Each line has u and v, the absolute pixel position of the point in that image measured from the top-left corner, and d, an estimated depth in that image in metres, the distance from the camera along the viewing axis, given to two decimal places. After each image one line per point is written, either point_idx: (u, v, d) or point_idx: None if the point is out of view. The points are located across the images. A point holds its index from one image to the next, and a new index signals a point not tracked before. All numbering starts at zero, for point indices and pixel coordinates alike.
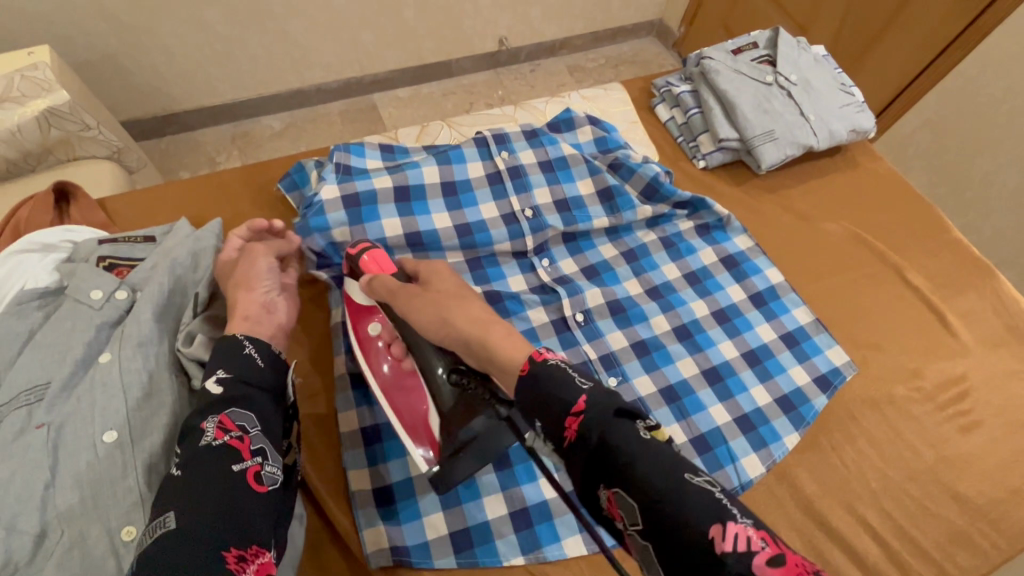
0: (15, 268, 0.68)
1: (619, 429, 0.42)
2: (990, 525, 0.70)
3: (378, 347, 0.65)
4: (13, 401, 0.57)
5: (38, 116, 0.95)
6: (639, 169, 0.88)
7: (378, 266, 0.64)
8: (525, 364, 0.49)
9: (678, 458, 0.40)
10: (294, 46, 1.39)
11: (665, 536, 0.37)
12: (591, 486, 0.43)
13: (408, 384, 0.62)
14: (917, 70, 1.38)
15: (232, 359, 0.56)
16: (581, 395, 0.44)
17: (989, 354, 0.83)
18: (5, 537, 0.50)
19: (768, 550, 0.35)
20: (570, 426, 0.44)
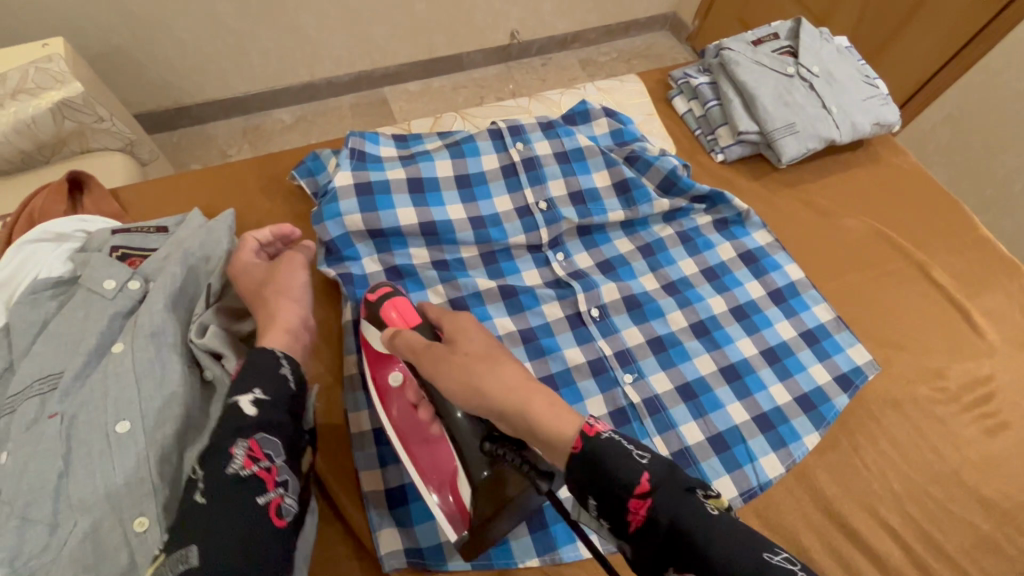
0: (27, 258, 0.67)
1: (687, 508, 0.42)
2: (1017, 530, 0.68)
3: (400, 399, 0.60)
4: (26, 391, 0.57)
5: (53, 108, 0.94)
6: (656, 161, 0.86)
7: (403, 320, 0.60)
8: (576, 441, 0.47)
9: (750, 537, 0.41)
10: (306, 39, 1.38)
11: None
12: (661, 569, 0.43)
13: (432, 442, 0.57)
14: (940, 64, 1.34)
15: (268, 379, 0.53)
16: (642, 474, 0.44)
17: (1017, 355, 0.81)
18: (19, 527, 0.50)
19: None
20: (635, 510, 0.44)
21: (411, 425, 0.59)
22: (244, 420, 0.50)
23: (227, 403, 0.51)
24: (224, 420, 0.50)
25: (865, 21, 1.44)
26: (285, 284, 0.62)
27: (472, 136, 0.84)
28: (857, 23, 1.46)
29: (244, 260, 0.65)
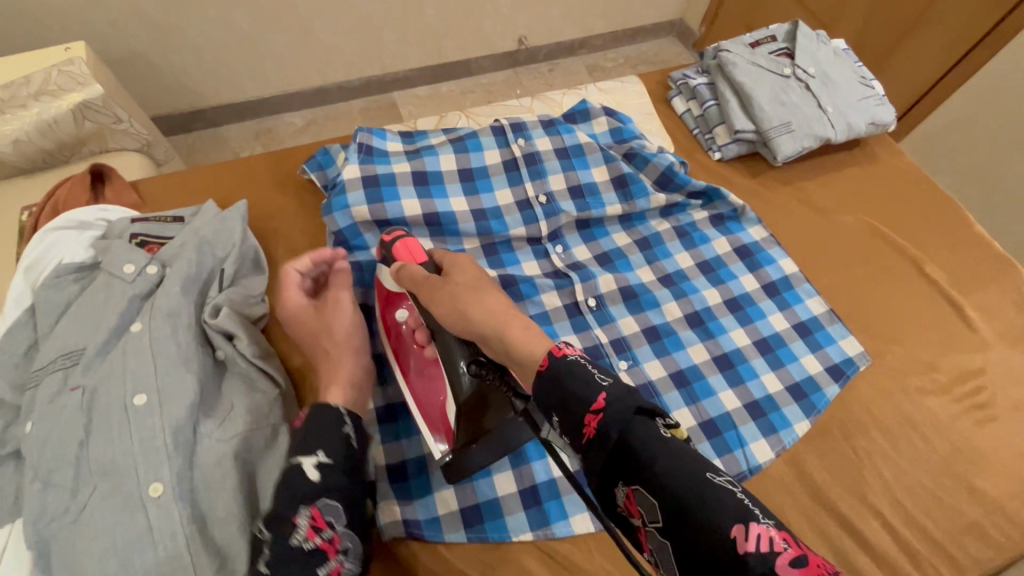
0: (51, 244, 0.71)
1: (639, 426, 0.43)
2: (1006, 519, 0.69)
3: (403, 331, 0.66)
4: (50, 365, 0.60)
5: (75, 108, 0.99)
6: (653, 158, 0.89)
7: (410, 255, 0.66)
8: (544, 360, 0.50)
9: (699, 458, 0.41)
10: (318, 45, 1.43)
11: (686, 533, 0.38)
12: (610, 483, 0.44)
13: (427, 371, 0.63)
14: (944, 69, 1.36)
15: (332, 441, 0.54)
16: (601, 393, 0.45)
17: (1010, 350, 0.82)
18: (43, 489, 0.53)
19: (791, 552, 0.35)
20: (589, 423, 0.45)
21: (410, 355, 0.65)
22: (308, 485, 0.51)
23: (292, 465, 0.52)
24: (287, 483, 0.51)
25: (871, 27, 1.46)
26: (337, 336, 0.66)
27: (475, 133, 0.87)
28: (862, 30, 1.48)
29: (290, 300, 0.68)
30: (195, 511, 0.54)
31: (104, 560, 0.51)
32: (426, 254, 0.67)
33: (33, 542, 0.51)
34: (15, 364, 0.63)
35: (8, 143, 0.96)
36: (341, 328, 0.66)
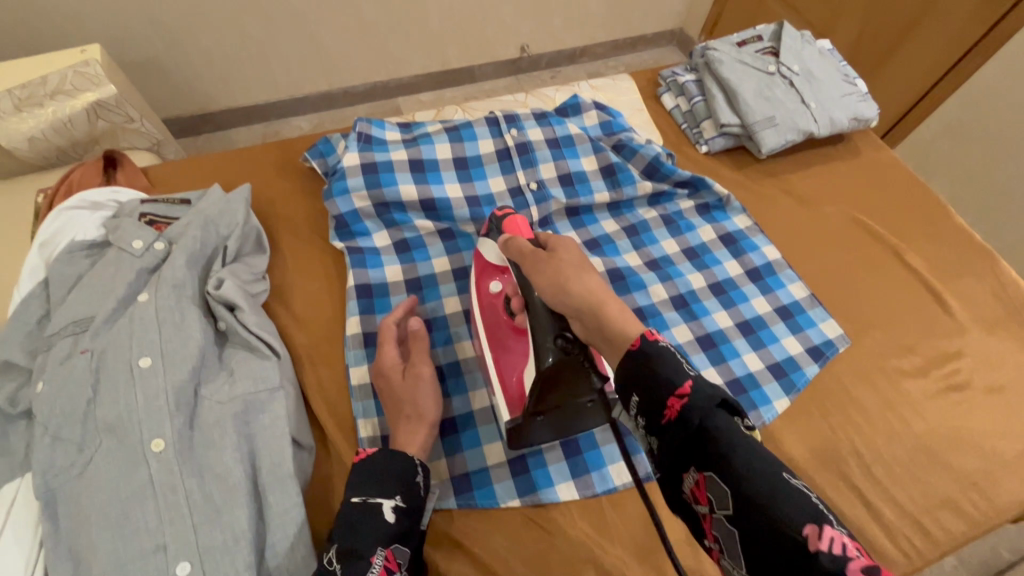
0: (65, 222, 0.75)
1: (721, 420, 0.44)
2: (978, 494, 0.71)
3: (495, 302, 0.67)
4: (61, 331, 0.63)
5: (87, 108, 1.03)
6: (641, 149, 0.92)
7: (517, 231, 0.67)
8: (636, 341, 0.51)
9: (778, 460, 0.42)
10: (325, 50, 1.48)
11: (756, 524, 0.39)
12: (682, 466, 0.45)
13: (509, 343, 0.64)
14: (937, 74, 1.38)
15: (406, 485, 0.58)
16: (687, 379, 0.46)
17: (986, 335, 0.84)
18: (51, 444, 0.56)
19: (865, 561, 0.35)
20: (672, 406, 0.46)
21: (497, 326, 0.66)
22: (385, 524, 0.55)
23: (371, 505, 0.56)
24: (366, 520, 0.55)
25: (865, 36, 1.49)
26: (423, 409, 0.64)
27: (470, 123, 0.91)
28: (857, 40, 1.52)
29: (386, 355, 0.67)
30: (195, 466, 0.57)
31: (107, 510, 0.54)
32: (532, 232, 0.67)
33: (42, 492, 0.55)
34: (27, 332, 0.66)
35: (22, 141, 1.00)
36: (424, 402, 0.64)
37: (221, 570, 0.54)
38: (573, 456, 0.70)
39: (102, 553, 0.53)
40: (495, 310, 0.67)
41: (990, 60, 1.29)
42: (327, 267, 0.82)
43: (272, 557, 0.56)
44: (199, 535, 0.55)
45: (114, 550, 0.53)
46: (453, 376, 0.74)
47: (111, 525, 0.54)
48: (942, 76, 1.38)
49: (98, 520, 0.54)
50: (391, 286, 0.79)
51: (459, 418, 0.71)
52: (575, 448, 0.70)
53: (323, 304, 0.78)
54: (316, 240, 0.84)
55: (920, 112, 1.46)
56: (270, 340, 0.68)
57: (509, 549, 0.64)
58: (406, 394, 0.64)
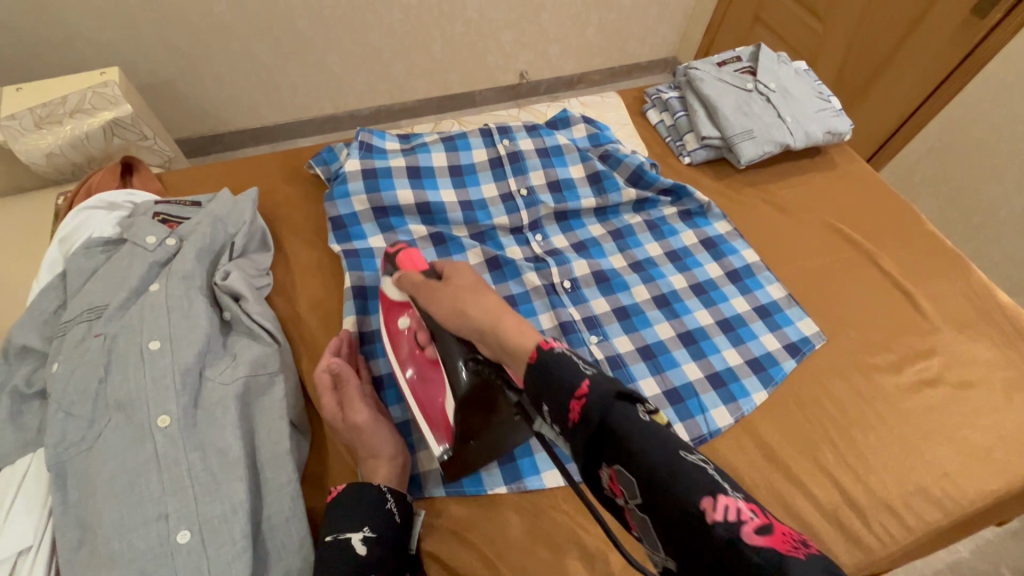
0: (84, 220, 0.80)
1: (620, 412, 0.42)
2: (950, 484, 0.74)
3: (407, 338, 0.67)
4: (76, 317, 0.68)
5: (104, 126, 1.09)
6: (625, 158, 0.98)
7: (413, 264, 0.67)
8: (532, 353, 0.48)
9: (677, 437, 0.41)
10: (331, 75, 1.56)
11: (663, 509, 0.38)
12: (595, 466, 0.43)
13: (426, 375, 0.65)
14: (918, 100, 1.44)
15: (376, 515, 0.59)
16: (584, 379, 0.43)
17: (957, 335, 0.88)
18: (63, 419, 0.60)
19: (757, 520, 0.35)
20: (573, 408, 0.43)
21: (412, 359, 0.66)
22: (358, 558, 0.56)
23: (342, 541, 0.57)
24: (336, 557, 0.56)
25: (850, 61, 1.57)
26: (383, 446, 0.65)
27: (465, 134, 0.96)
28: (842, 66, 1.60)
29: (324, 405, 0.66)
30: (197, 441, 0.61)
31: (113, 481, 0.57)
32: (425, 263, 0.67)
33: (53, 464, 0.58)
34: (44, 319, 0.70)
35: (40, 158, 1.05)
36: (381, 438, 0.65)
37: (219, 539, 0.56)
38: None
39: (107, 521, 0.56)
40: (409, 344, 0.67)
41: (967, 85, 1.34)
42: (329, 265, 0.86)
43: (269, 529, 0.60)
44: (199, 504, 0.58)
45: (117, 518, 0.56)
46: None
47: (117, 494, 0.57)
48: (920, 104, 1.45)
49: (105, 489, 0.57)
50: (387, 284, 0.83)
51: None
52: None
53: (324, 301, 0.82)
54: (318, 240, 0.89)
55: (903, 135, 1.52)
56: (271, 328, 0.72)
57: (495, 531, 0.67)
58: (360, 441, 0.65)
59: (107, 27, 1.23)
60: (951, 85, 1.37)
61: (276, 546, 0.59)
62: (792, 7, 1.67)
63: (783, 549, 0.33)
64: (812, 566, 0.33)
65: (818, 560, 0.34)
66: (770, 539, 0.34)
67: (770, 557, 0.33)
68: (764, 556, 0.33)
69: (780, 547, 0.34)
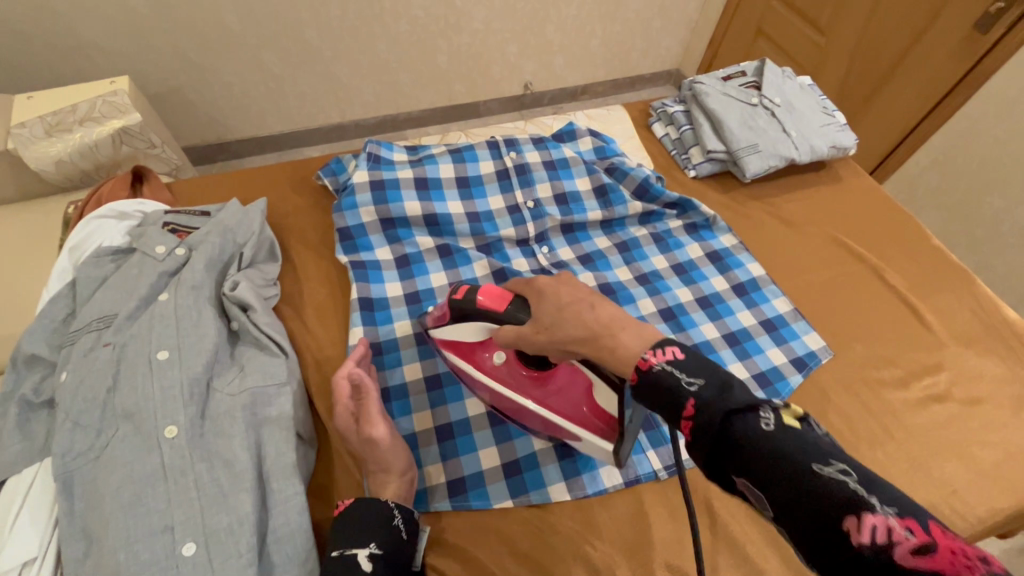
0: (94, 229, 0.81)
1: (737, 427, 0.40)
2: (960, 502, 0.73)
3: (507, 367, 0.66)
4: (86, 326, 0.68)
5: (114, 134, 1.09)
6: (631, 171, 0.98)
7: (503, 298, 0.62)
8: (633, 374, 0.47)
9: (806, 446, 0.38)
10: (338, 85, 1.58)
11: (801, 526, 0.36)
12: (721, 480, 0.42)
13: (551, 385, 0.64)
14: (921, 114, 1.45)
15: (384, 532, 0.59)
16: (689, 399, 0.42)
17: (964, 350, 0.88)
18: (72, 429, 0.60)
19: (913, 540, 0.32)
20: (684, 429, 0.43)
21: (525, 384, 0.65)
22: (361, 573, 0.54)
23: (348, 557, 0.56)
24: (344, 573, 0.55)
25: (853, 74, 1.58)
26: (395, 455, 0.65)
27: (472, 146, 0.97)
28: (845, 79, 1.61)
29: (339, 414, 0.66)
30: (205, 452, 0.61)
31: (120, 491, 0.57)
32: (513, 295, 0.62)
33: (60, 474, 0.58)
34: (54, 328, 0.71)
35: (50, 164, 1.06)
36: (394, 448, 0.65)
37: (225, 551, 0.56)
38: (565, 459, 0.72)
39: (113, 531, 0.55)
40: (511, 371, 0.66)
41: (970, 100, 1.35)
42: (335, 276, 0.87)
43: (273, 541, 0.59)
44: (207, 516, 0.58)
45: (123, 529, 0.56)
46: (438, 386, 0.77)
47: (123, 506, 0.57)
48: (923, 118, 1.45)
49: (111, 499, 0.57)
50: (394, 296, 0.83)
51: (456, 423, 0.74)
52: (567, 451, 0.73)
53: (331, 311, 0.83)
54: (327, 252, 0.89)
55: (906, 149, 1.52)
56: (279, 338, 0.72)
57: (502, 544, 0.66)
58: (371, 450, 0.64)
59: (118, 37, 1.25)
60: (955, 99, 1.38)
61: (281, 559, 0.59)
62: (795, 21, 1.69)
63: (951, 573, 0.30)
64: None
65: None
66: (931, 561, 0.31)
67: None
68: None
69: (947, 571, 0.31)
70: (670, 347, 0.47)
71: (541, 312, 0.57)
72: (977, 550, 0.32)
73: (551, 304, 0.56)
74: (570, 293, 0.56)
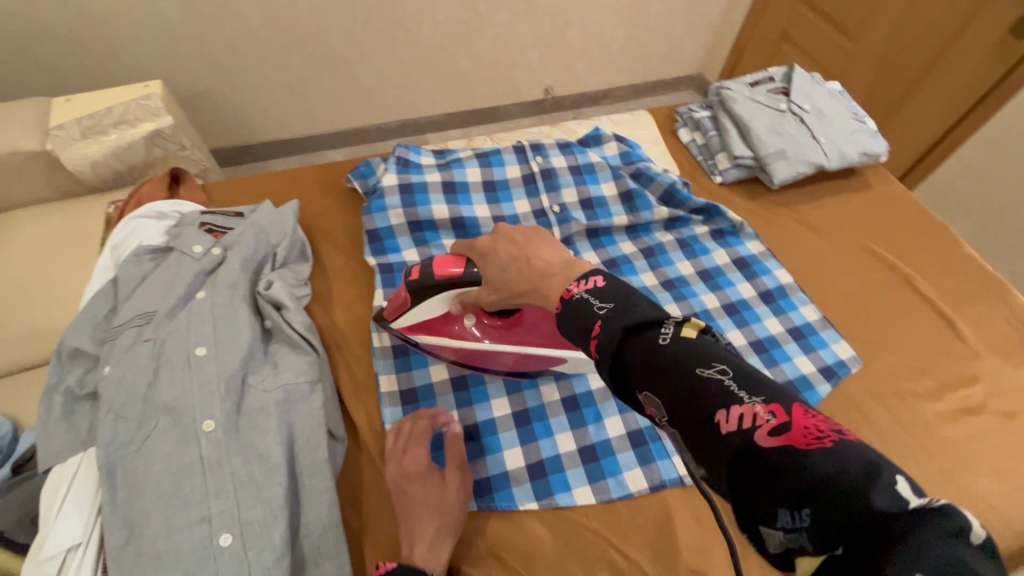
0: (134, 229, 0.83)
1: (634, 343, 0.41)
2: (997, 518, 0.71)
3: (478, 327, 0.70)
4: (127, 322, 0.70)
5: (147, 136, 1.14)
6: (657, 177, 0.98)
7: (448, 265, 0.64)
8: (558, 303, 0.49)
9: (695, 352, 0.38)
10: (362, 88, 1.60)
11: (690, 427, 0.37)
12: (629, 397, 0.42)
13: (526, 327, 0.70)
14: (950, 121, 1.42)
15: None
16: (596, 319, 0.44)
17: (1000, 362, 0.86)
18: (113, 421, 0.62)
19: (773, 422, 0.33)
20: (593, 347, 0.44)
21: (502, 335, 0.70)
22: None
23: None
24: None
25: (879, 80, 1.55)
26: (456, 508, 0.61)
27: (499, 151, 0.98)
28: (871, 85, 1.58)
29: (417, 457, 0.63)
30: (241, 447, 0.62)
31: (160, 482, 0.59)
32: (459, 256, 0.65)
33: (104, 464, 0.60)
34: (96, 323, 0.73)
35: (86, 165, 1.10)
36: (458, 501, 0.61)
37: (259, 543, 0.58)
38: (590, 462, 0.72)
39: (154, 521, 0.57)
40: (483, 328, 0.70)
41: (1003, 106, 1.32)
42: (363, 278, 0.88)
43: (306, 535, 0.61)
44: (241, 508, 0.59)
45: (164, 519, 0.58)
46: (464, 388, 0.77)
47: (163, 495, 0.59)
48: (952, 126, 1.43)
49: (152, 490, 0.59)
50: None
51: (482, 424, 0.74)
52: (593, 454, 0.73)
53: (360, 312, 0.84)
54: (355, 253, 0.91)
55: (936, 156, 1.50)
56: (311, 337, 0.74)
57: (528, 547, 0.66)
58: (433, 496, 0.60)
59: (153, 42, 1.29)
60: (986, 105, 1.35)
61: (312, 552, 0.60)
62: (820, 26, 1.67)
63: (803, 445, 0.32)
64: (839, 458, 0.31)
65: (850, 448, 0.31)
66: (785, 437, 0.32)
67: (785, 455, 0.32)
68: (779, 455, 0.32)
69: (798, 444, 0.32)
70: (592, 277, 0.48)
71: (489, 272, 0.60)
72: (829, 422, 0.33)
73: (496, 264, 0.59)
74: (507, 248, 0.58)
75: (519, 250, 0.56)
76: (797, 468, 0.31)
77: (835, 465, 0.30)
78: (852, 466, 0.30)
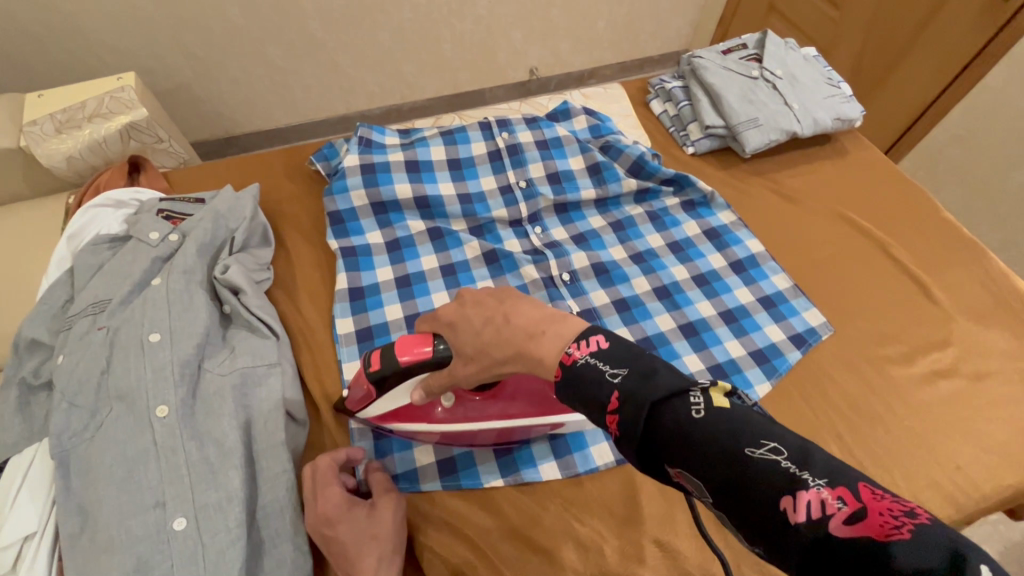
0: (92, 218, 0.82)
1: (667, 414, 0.39)
2: (966, 480, 0.71)
3: (458, 411, 0.65)
4: (81, 311, 0.69)
5: (121, 130, 1.09)
6: (626, 149, 0.97)
7: (409, 347, 0.59)
8: (558, 370, 0.47)
9: (737, 429, 0.37)
10: (343, 76, 1.57)
11: (743, 510, 0.36)
12: (656, 470, 0.41)
13: (506, 402, 0.64)
14: (942, 85, 1.39)
15: None
16: (613, 392, 0.42)
17: (975, 325, 0.85)
18: (66, 410, 0.61)
19: (845, 509, 0.33)
20: (611, 425, 0.42)
21: (485, 409, 0.64)
22: None
23: None
24: None
25: (868, 49, 1.52)
26: (390, 536, 0.60)
27: (464, 128, 0.96)
28: (860, 52, 1.55)
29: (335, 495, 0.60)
30: (195, 431, 0.62)
31: (114, 468, 0.59)
32: (425, 333, 0.59)
33: (56, 452, 0.59)
34: (51, 314, 0.72)
35: (60, 161, 1.06)
36: (392, 528, 0.61)
37: (215, 527, 0.58)
38: (556, 438, 0.72)
39: (106, 507, 0.57)
40: (463, 407, 0.65)
41: (994, 68, 1.29)
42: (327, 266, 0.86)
43: (263, 517, 0.61)
44: (196, 492, 0.59)
45: (116, 504, 0.57)
46: None
47: (116, 482, 0.58)
48: (940, 93, 1.40)
49: (105, 476, 0.58)
50: (382, 284, 0.83)
51: None
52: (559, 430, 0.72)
53: (323, 295, 0.83)
54: (317, 238, 0.89)
55: (926, 123, 1.46)
56: (270, 321, 0.73)
57: (492, 524, 0.66)
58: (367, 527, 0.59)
59: (122, 34, 1.26)
60: (980, 69, 1.31)
61: (270, 533, 0.60)
62: None
63: (882, 536, 0.32)
64: (922, 547, 0.31)
65: (929, 535, 0.31)
66: (862, 526, 0.32)
67: (868, 548, 0.32)
68: (861, 547, 0.32)
69: (878, 535, 0.32)
70: (592, 337, 0.46)
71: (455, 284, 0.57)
72: (900, 502, 0.33)
73: (468, 331, 0.55)
74: (477, 312, 0.54)
75: (493, 311, 0.53)
76: (882, 563, 0.31)
77: (919, 559, 0.31)
78: (934, 558, 0.31)
